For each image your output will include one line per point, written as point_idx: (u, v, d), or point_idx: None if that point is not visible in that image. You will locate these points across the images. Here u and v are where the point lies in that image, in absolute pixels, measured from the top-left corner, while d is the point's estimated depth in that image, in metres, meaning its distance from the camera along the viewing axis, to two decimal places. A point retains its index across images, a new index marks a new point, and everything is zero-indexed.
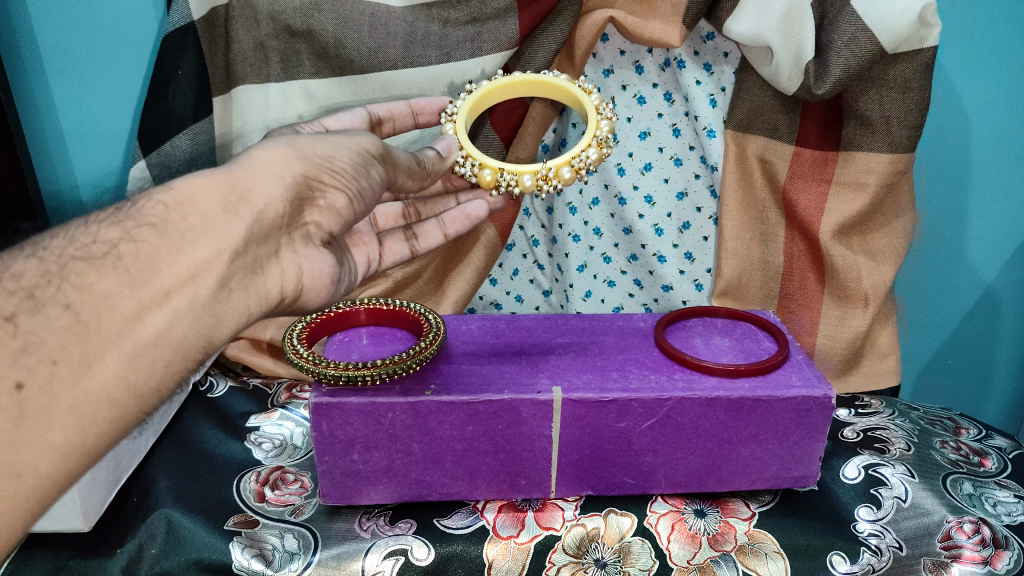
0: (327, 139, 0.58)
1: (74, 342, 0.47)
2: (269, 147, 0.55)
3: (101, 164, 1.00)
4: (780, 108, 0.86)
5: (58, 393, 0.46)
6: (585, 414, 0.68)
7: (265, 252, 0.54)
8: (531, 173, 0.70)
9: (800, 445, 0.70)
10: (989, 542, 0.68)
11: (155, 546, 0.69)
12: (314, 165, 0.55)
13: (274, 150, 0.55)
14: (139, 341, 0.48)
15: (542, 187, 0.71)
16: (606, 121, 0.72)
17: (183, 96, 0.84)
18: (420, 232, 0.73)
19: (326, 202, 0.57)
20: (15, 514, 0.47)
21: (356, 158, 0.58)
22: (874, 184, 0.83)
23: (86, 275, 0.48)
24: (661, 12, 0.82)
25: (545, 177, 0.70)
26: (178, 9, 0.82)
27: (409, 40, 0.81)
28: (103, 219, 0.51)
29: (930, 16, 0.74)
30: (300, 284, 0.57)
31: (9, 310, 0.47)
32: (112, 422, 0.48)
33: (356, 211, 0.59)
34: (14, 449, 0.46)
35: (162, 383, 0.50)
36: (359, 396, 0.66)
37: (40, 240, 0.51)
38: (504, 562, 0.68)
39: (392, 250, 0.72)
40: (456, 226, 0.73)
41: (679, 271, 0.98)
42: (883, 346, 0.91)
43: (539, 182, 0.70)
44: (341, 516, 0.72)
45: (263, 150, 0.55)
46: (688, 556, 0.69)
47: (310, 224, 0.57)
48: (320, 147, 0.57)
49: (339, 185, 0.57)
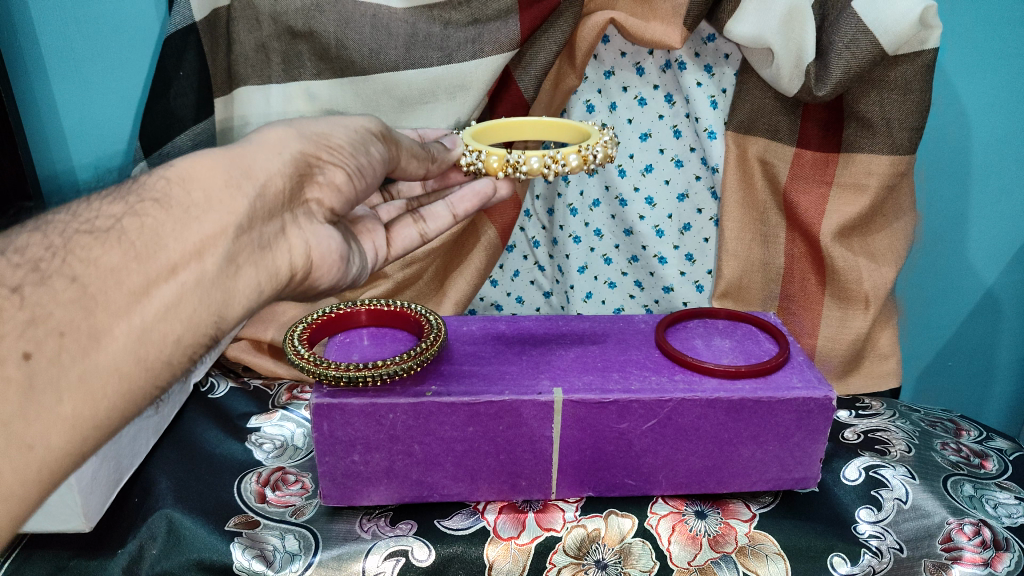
0: (325, 120, 0.59)
1: (81, 315, 0.46)
2: (269, 129, 0.56)
3: (100, 151, 1.00)
4: (780, 109, 0.86)
5: (67, 365, 0.46)
6: (585, 415, 0.68)
7: (271, 231, 0.54)
8: (539, 156, 0.66)
9: (800, 446, 0.70)
10: (989, 543, 0.68)
11: (155, 546, 0.69)
12: (313, 143, 0.57)
13: (275, 131, 0.56)
14: (148, 316, 0.48)
15: (549, 170, 0.66)
16: (611, 133, 0.71)
17: (184, 96, 0.85)
18: (428, 215, 0.70)
19: (325, 178, 0.58)
20: (25, 486, 0.45)
21: (353, 136, 0.59)
22: (874, 185, 0.83)
23: (92, 248, 0.48)
24: (662, 13, 0.83)
25: (554, 160, 0.66)
26: (179, 10, 0.82)
27: (410, 41, 0.81)
28: (106, 196, 0.52)
29: (931, 17, 0.74)
30: (310, 261, 0.57)
31: (15, 282, 0.46)
32: (122, 397, 0.47)
33: (357, 188, 0.60)
34: (26, 421, 0.45)
35: (173, 358, 0.49)
36: (360, 397, 0.66)
37: (43, 216, 0.51)
38: (504, 563, 0.69)
39: (401, 234, 0.70)
40: (465, 205, 0.68)
41: (679, 272, 0.98)
42: (883, 346, 0.91)
43: (546, 163, 0.66)
44: (342, 517, 0.72)
45: (263, 132, 0.56)
46: (689, 557, 0.69)
47: (311, 201, 0.58)
48: (319, 126, 0.58)
49: (337, 161, 0.58)
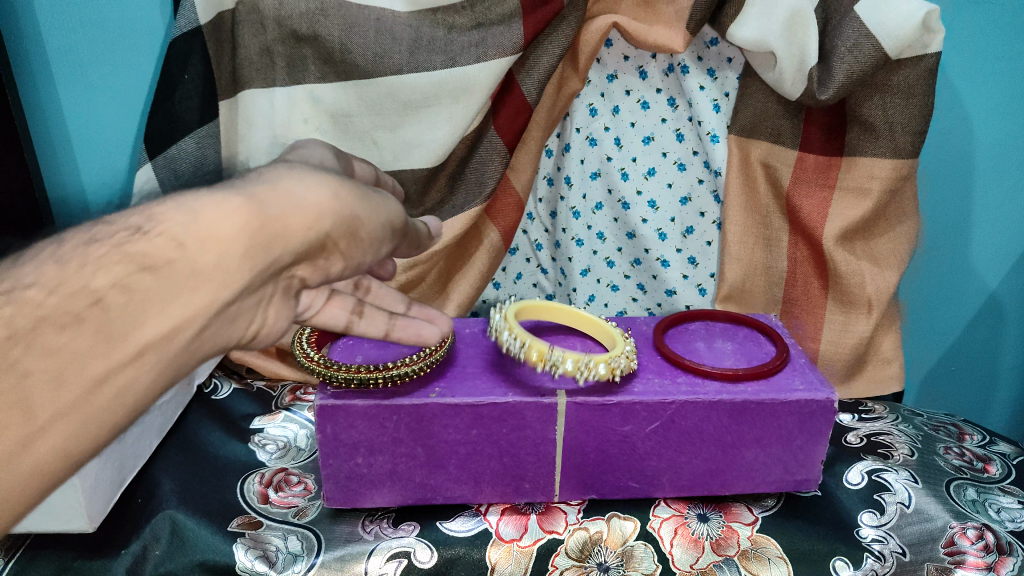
0: (368, 197, 0.49)
1: None
2: (300, 182, 0.45)
3: (108, 159, 1.00)
4: (784, 114, 0.87)
5: None
6: (588, 418, 0.68)
7: (249, 301, 0.45)
8: (575, 358, 0.68)
9: (802, 449, 0.70)
10: (992, 549, 0.67)
11: (159, 547, 0.69)
12: (341, 227, 0.46)
13: (310, 194, 0.45)
14: None
15: (581, 374, 0.67)
16: (632, 343, 0.73)
17: (189, 100, 0.85)
18: (367, 313, 0.59)
19: (325, 262, 0.48)
20: None
21: (381, 231, 0.50)
22: (877, 189, 0.83)
23: None
24: (665, 17, 0.83)
25: (588, 366, 0.67)
26: (184, 13, 0.84)
27: (414, 45, 0.82)
28: None
29: (933, 21, 0.75)
30: (256, 331, 0.48)
31: None
32: None
33: (344, 275, 0.51)
34: None
35: None
36: (365, 398, 0.66)
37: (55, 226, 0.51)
38: (506, 565, 0.68)
39: (330, 313, 0.57)
40: (403, 332, 0.61)
41: (682, 275, 0.98)
42: (887, 351, 0.91)
43: (580, 367, 0.67)
44: (345, 519, 0.72)
45: (291, 182, 0.45)
46: (691, 561, 0.68)
47: (296, 275, 0.48)
48: (358, 204, 0.48)
49: (349, 254, 0.49)
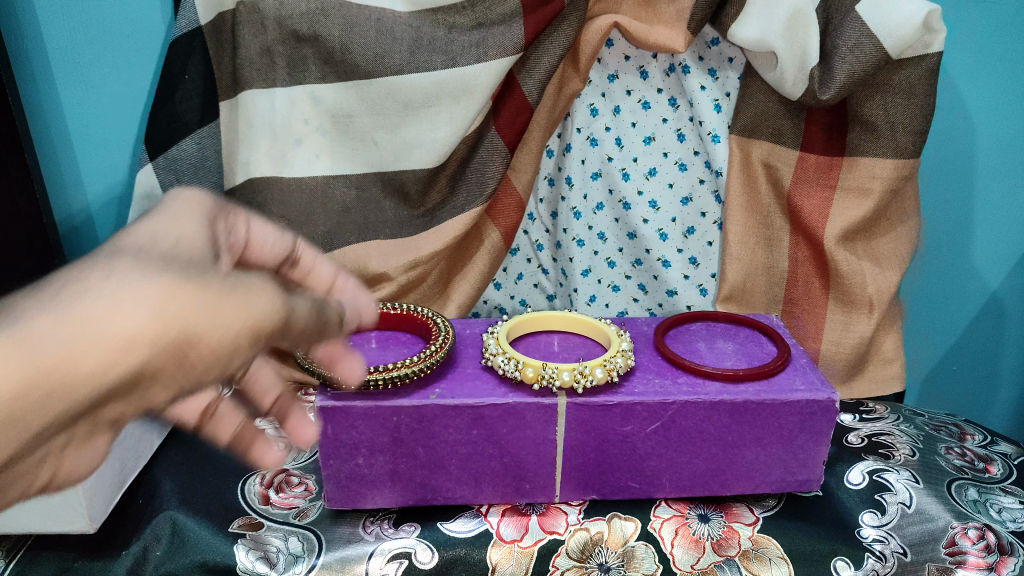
0: (192, 309, 0.30)
1: None
2: (97, 303, 0.29)
3: (108, 160, 1.00)
4: (785, 113, 0.87)
5: None
6: (589, 418, 0.68)
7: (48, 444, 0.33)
8: (570, 369, 0.67)
9: (803, 449, 0.70)
10: (993, 548, 0.67)
11: (160, 548, 0.69)
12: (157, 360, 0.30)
13: (109, 325, 0.29)
14: None
15: (578, 383, 0.67)
16: (627, 338, 0.73)
17: (190, 100, 0.86)
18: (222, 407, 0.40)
19: (143, 395, 0.32)
20: None
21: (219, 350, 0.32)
22: (879, 189, 0.83)
23: None
24: (666, 17, 0.83)
25: (583, 372, 0.67)
26: (184, 13, 0.84)
27: (415, 45, 0.82)
28: None
29: (936, 20, 0.75)
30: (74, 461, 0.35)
31: None
32: None
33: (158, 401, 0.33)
34: None
35: None
36: (365, 399, 0.66)
37: None
38: (507, 565, 0.68)
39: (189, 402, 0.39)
40: None
41: (684, 276, 0.98)
42: (888, 351, 0.91)
43: (576, 376, 0.67)
44: (346, 520, 0.72)
45: (79, 302, 0.29)
46: (692, 561, 0.68)
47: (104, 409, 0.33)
48: (186, 322, 0.30)
49: (177, 386, 0.32)
